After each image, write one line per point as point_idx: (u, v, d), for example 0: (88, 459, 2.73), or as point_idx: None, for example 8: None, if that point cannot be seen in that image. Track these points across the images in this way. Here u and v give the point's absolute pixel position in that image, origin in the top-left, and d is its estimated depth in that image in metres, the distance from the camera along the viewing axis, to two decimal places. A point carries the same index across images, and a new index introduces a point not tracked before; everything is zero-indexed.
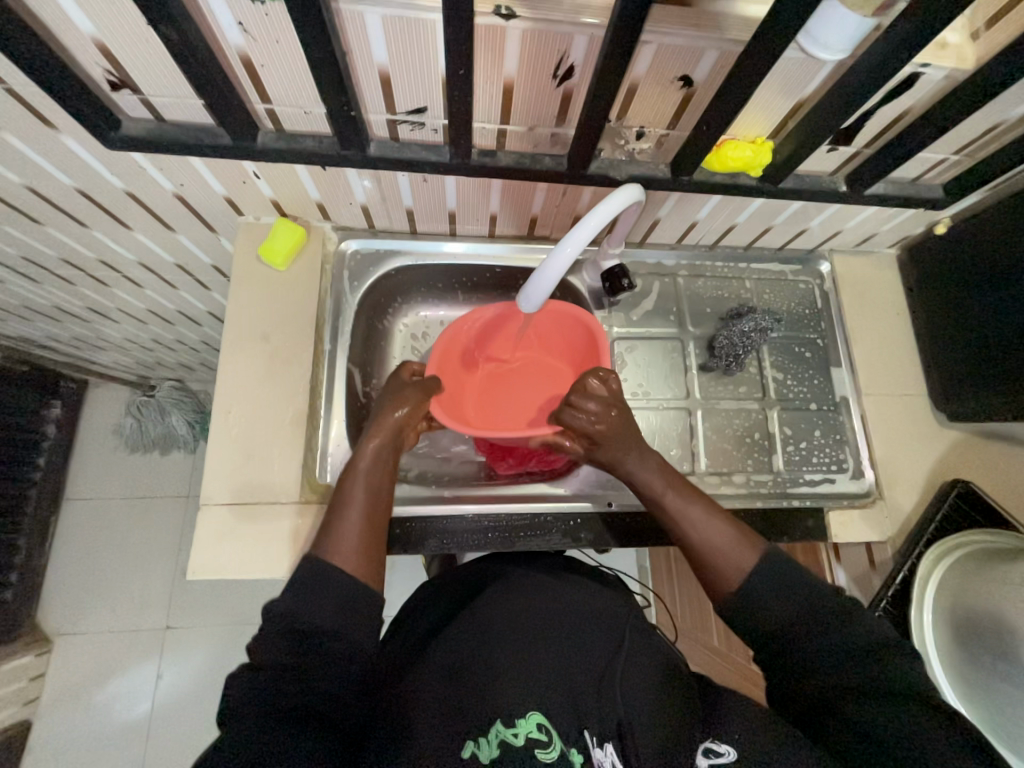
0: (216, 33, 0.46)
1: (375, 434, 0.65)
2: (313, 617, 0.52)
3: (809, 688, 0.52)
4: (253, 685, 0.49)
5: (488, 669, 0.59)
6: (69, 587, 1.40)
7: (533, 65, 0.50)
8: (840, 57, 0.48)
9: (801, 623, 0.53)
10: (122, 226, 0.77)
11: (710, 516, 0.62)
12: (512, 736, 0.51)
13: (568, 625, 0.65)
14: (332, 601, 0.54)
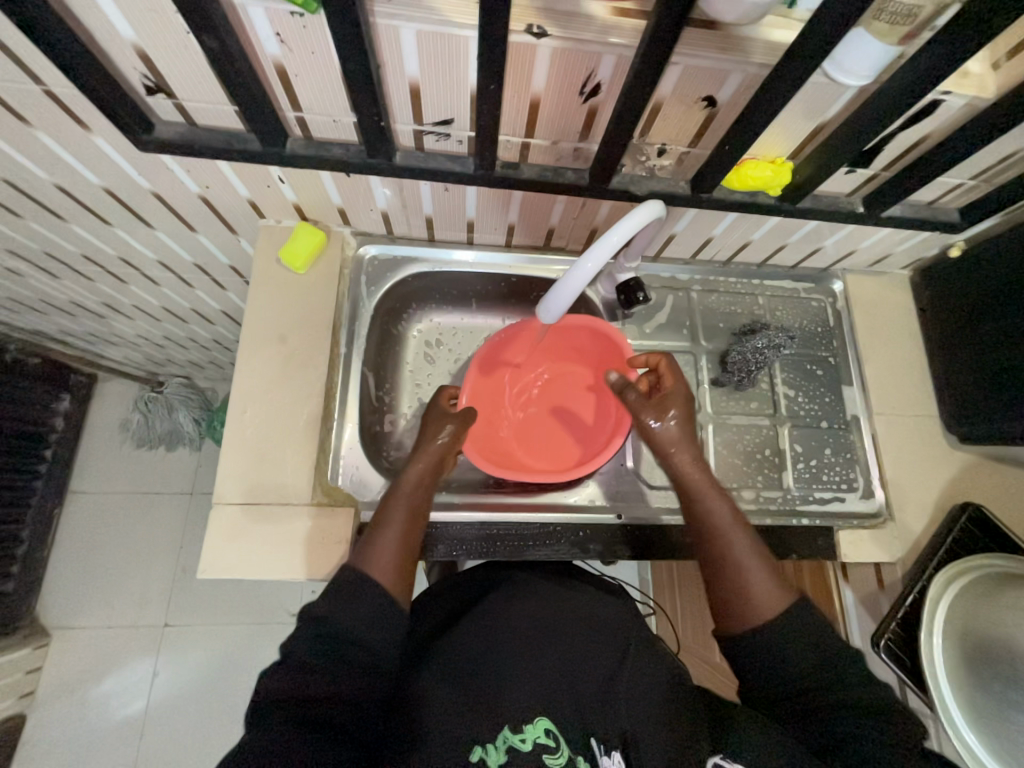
0: (253, 42, 0.47)
1: (421, 457, 0.68)
2: (346, 624, 0.55)
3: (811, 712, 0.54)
4: (281, 682, 0.52)
5: (494, 672, 0.59)
6: (70, 581, 1.40)
7: (561, 81, 0.51)
8: (864, 83, 0.49)
9: (806, 643, 0.55)
10: (145, 225, 0.78)
11: (754, 552, 0.61)
12: (520, 742, 0.53)
13: (577, 632, 0.64)
14: (365, 611, 0.56)
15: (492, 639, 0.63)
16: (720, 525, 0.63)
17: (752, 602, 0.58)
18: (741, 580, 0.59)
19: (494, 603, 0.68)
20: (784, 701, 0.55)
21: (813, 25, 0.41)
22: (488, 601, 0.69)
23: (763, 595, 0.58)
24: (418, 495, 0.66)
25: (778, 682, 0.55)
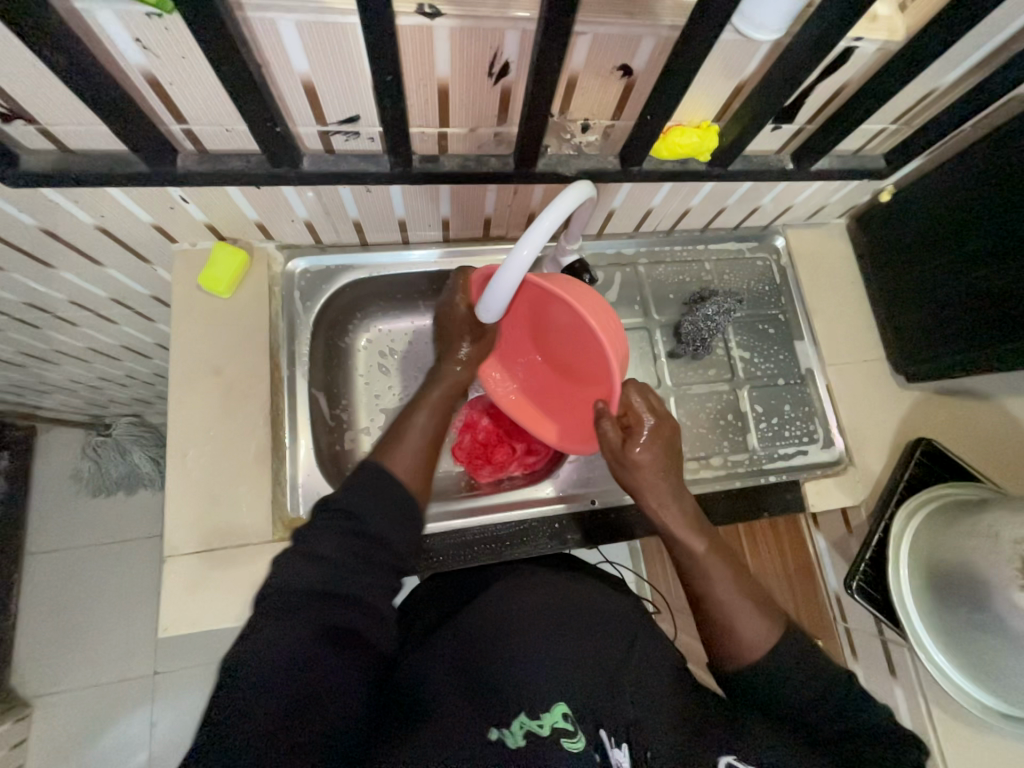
0: (112, 52, 0.42)
1: (438, 379, 0.69)
2: (370, 517, 0.55)
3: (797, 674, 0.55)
4: (304, 571, 0.51)
5: (502, 654, 0.58)
6: (42, 647, 1.32)
7: (465, 65, 0.48)
8: (775, 37, 0.48)
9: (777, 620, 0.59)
10: (43, 266, 0.71)
11: (735, 589, 0.60)
12: (538, 727, 0.52)
13: (581, 619, 0.63)
14: (387, 508, 0.56)
15: (500, 620, 0.62)
16: (704, 562, 0.62)
17: (737, 638, 0.57)
18: (726, 620, 0.59)
19: (498, 594, 0.67)
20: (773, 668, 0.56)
21: None
22: (488, 594, 0.68)
23: (749, 631, 0.57)
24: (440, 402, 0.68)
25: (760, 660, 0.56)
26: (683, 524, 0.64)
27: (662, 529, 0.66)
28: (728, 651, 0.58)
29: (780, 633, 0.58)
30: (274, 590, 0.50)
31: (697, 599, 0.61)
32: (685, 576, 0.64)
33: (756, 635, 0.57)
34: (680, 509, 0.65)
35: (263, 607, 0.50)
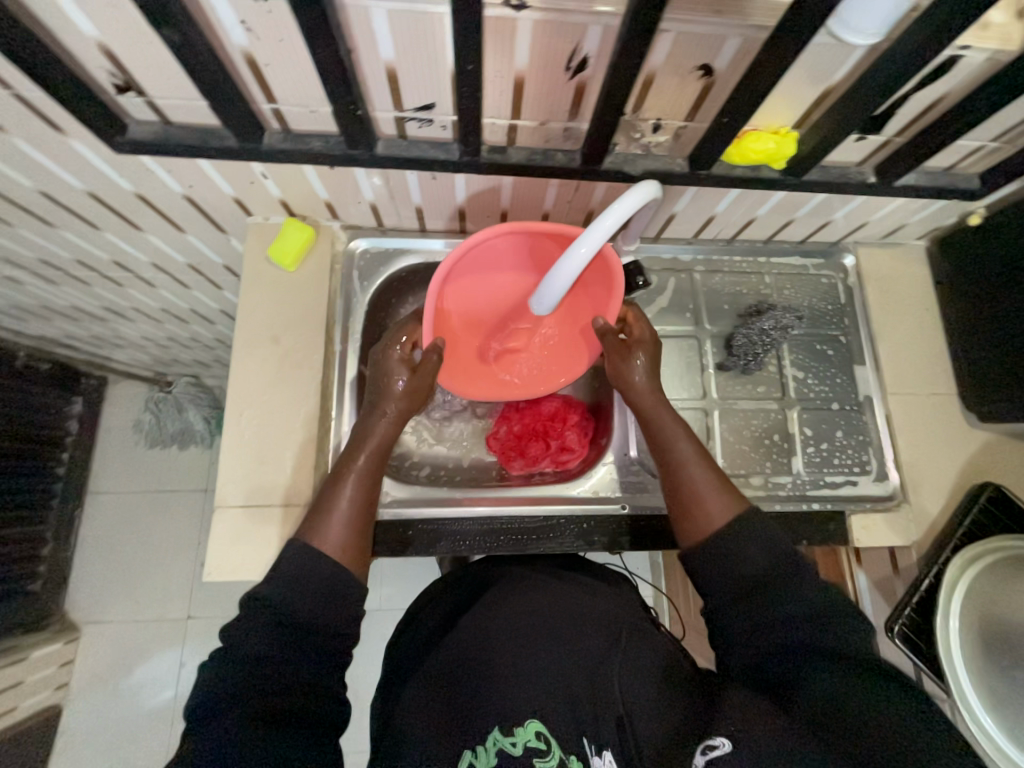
0: (219, 33, 0.45)
1: (360, 449, 0.65)
2: (302, 593, 0.55)
3: (753, 579, 0.57)
4: (233, 669, 0.50)
5: (480, 675, 0.61)
6: (95, 578, 1.44)
7: (544, 57, 0.48)
8: (873, 41, 0.45)
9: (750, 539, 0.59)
10: (133, 227, 0.77)
11: (707, 468, 0.65)
12: (510, 745, 0.53)
13: (565, 627, 0.65)
14: (315, 592, 0.55)
15: (479, 638, 0.66)
16: (685, 448, 0.66)
17: (707, 512, 0.62)
18: (697, 495, 0.63)
19: (480, 611, 0.70)
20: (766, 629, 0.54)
21: None
22: (476, 610, 0.71)
23: (716, 509, 0.62)
24: (367, 467, 0.64)
25: (725, 559, 0.59)
26: (669, 418, 0.68)
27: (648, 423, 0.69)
28: (699, 527, 0.62)
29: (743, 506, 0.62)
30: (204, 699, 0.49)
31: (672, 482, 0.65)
32: (663, 465, 0.67)
33: (722, 506, 0.62)
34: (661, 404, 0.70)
35: (192, 720, 0.49)
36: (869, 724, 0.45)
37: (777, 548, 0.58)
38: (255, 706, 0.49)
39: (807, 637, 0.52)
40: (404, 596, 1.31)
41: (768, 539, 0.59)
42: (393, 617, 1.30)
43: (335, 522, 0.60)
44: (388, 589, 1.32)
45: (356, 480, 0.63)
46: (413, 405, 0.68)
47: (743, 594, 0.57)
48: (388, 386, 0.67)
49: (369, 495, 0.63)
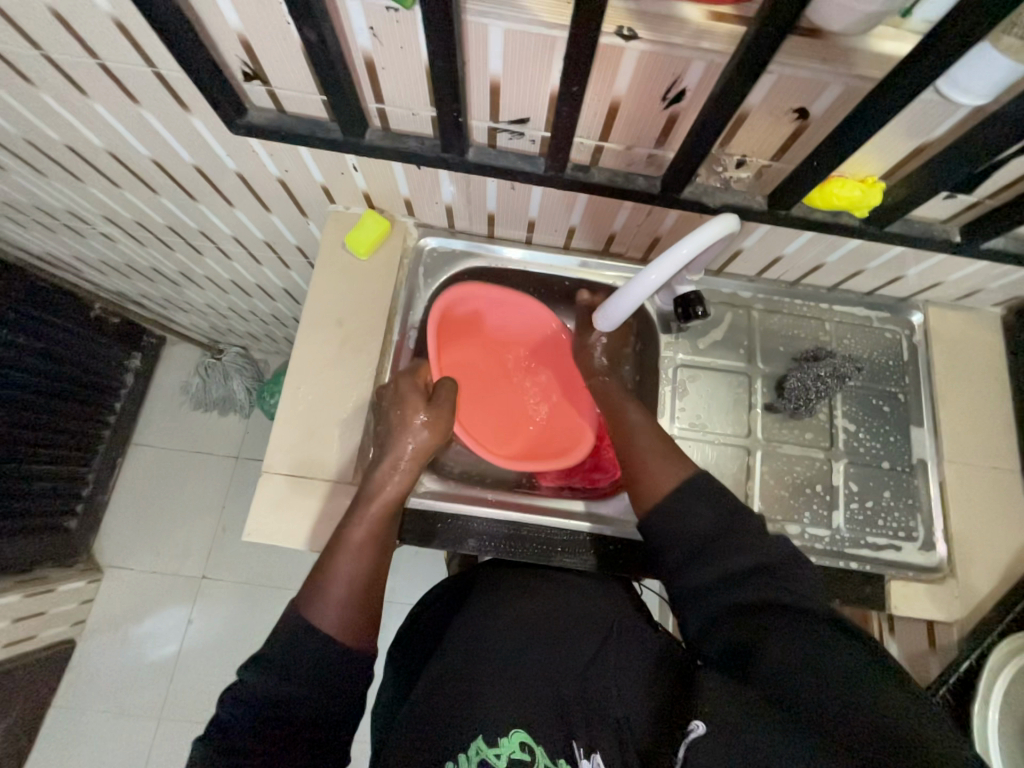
0: (348, 35, 0.49)
1: (370, 504, 0.65)
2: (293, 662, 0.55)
3: (707, 538, 0.59)
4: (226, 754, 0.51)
5: (472, 672, 0.61)
6: (125, 525, 1.51)
7: (644, 86, 0.50)
8: (980, 103, 0.45)
9: (693, 506, 0.62)
10: (224, 201, 0.83)
11: (652, 433, 0.69)
12: (494, 756, 0.53)
13: (554, 627, 0.66)
14: (312, 670, 0.55)
15: (472, 647, 0.65)
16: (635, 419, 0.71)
17: (653, 478, 0.65)
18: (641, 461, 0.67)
19: (475, 615, 0.69)
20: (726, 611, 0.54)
21: (933, 39, 0.38)
22: (472, 609, 0.71)
23: (660, 474, 0.65)
24: (383, 524, 0.65)
25: (669, 521, 0.62)
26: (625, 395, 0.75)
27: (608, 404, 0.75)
28: (647, 492, 0.65)
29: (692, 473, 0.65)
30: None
31: (622, 450, 0.69)
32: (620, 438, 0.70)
33: (667, 470, 0.65)
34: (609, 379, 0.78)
35: None
36: (834, 659, 0.45)
37: (723, 506, 0.61)
38: None
39: (766, 595, 0.53)
40: (412, 590, 1.33)
41: (716, 500, 0.62)
42: (398, 609, 1.31)
43: (356, 593, 0.60)
44: (397, 581, 1.33)
45: (371, 545, 0.63)
46: (435, 445, 0.71)
47: (695, 559, 0.59)
48: (405, 438, 0.69)
49: (385, 552, 0.64)
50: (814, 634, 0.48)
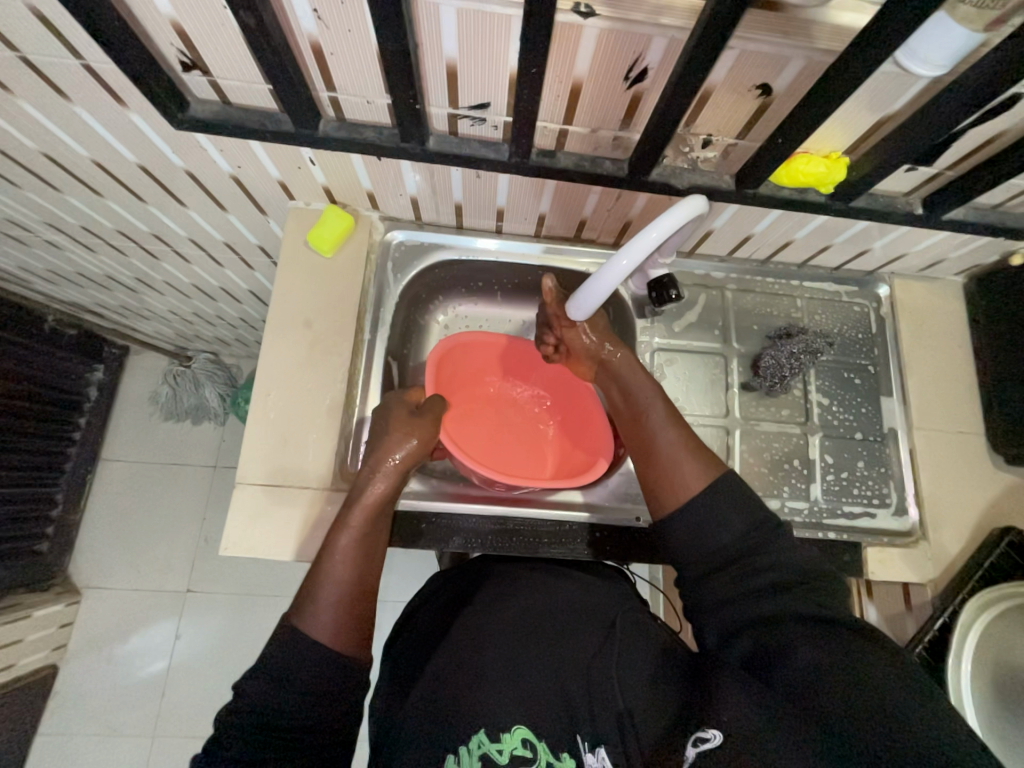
0: (291, 19, 0.46)
1: (357, 513, 0.62)
2: (291, 668, 0.55)
3: (732, 550, 0.58)
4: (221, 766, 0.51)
5: (473, 666, 0.62)
6: (100, 544, 1.46)
7: (605, 65, 0.48)
8: (938, 74, 0.45)
9: (720, 510, 0.60)
10: (176, 201, 0.78)
11: (677, 431, 0.65)
12: (496, 752, 0.54)
13: (555, 618, 0.66)
14: (304, 684, 0.54)
15: (472, 642, 0.65)
16: (656, 417, 0.67)
17: (678, 481, 0.62)
18: (667, 467, 0.63)
19: (474, 611, 0.69)
20: (743, 613, 0.56)
21: (890, 10, 0.38)
22: (472, 607, 0.70)
23: (688, 474, 0.62)
24: (370, 534, 0.62)
25: (694, 536, 0.60)
26: (641, 380, 0.69)
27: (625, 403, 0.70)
28: (667, 497, 0.63)
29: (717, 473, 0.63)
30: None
31: (645, 445, 0.66)
32: (638, 436, 0.68)
33: (693, 477, 0.62)
34: (630, 355, 0.71)
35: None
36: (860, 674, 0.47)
37: (753, 514, 0.60)
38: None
39: (794, 603, 0.54)
40: (404, 588, 1.32)
41: (744, 507, 0.60)
42: (391, 608, 1.30)
43: (347, 600, 0.59)
44: (389, 581, 1.32)
45: (360, 552, 0.61)
46: (425, 450, 0.68)
47: (718, 569, 0.58)
48: (394, 443, 0.67)
49: (376, 558, 0.63)
50: (835, 638, 0.50)
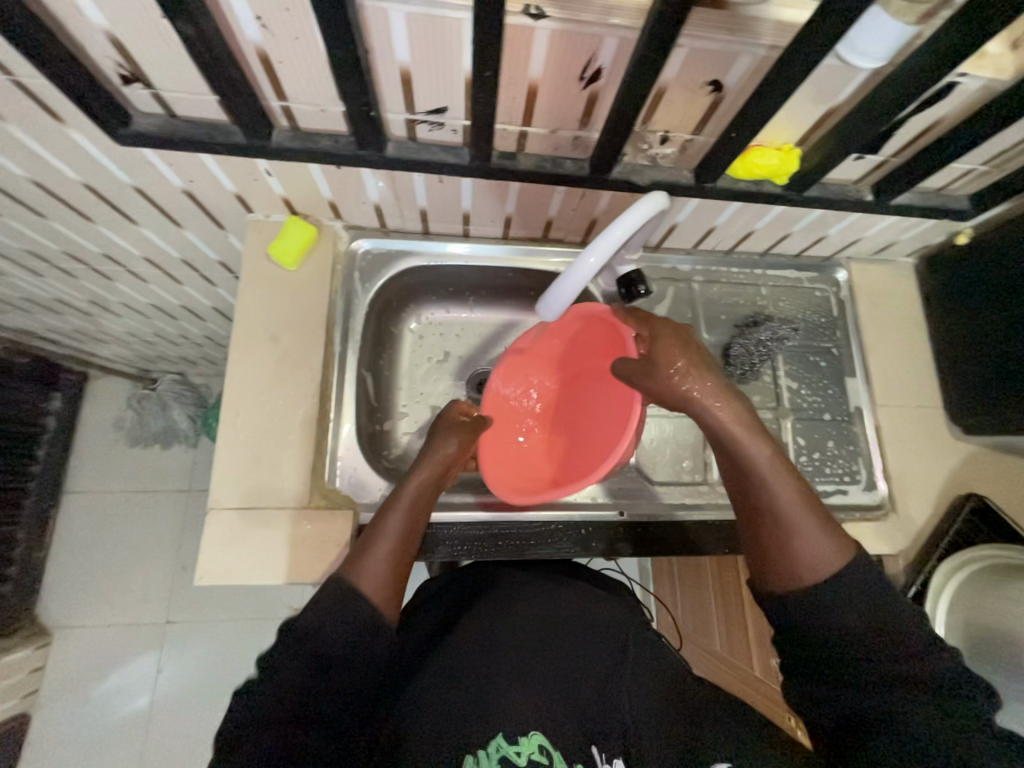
0: (233, 28, 0.45)
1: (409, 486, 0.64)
2: (331, 642, 0.52)
3: (855, 639, 0.50)
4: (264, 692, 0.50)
5: (485, 665, 0.62)
6: (69, 581, 1.38)
7: (559, 66, 0.48)
8: (876, 65, 0.47)
9: (851, 600, 0.51)
10: (127, 220, 0.75)
11: (799, 505, 0.54)
12: (514, 754, 0.54)
13: (567, 628, 0.67)
14: (348, 630, 0.53)
15: (487, 642, 0.65)
16: (776, 485, 0.55)
17: (797, 558, 0.53)
18: (765, 542, 0.54)
19: (486, 609, 0.69)
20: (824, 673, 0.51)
21: (826, 7, 0.39)
22: (480, 605, 0.70)
23: (808, 551, 0.53)
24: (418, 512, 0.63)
25: (813, 615, 0.51)
26: (757, 443, 0.55)
27: (722, 453, 0.57)
28: (783, 574, 0.53)
29: (852, 554, 0.53)
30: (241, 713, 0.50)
31: (752, 508, 0.56)
32: (744, 496, 0.57)
33: (797, 567, 0.53)
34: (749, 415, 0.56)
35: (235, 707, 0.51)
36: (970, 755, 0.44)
37: (890, 609, 0.51)
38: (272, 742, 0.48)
39: (908, 690, 0.48)
40: None
41: (879, 603, 0.51)
42: None
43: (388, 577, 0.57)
44: None
45: (409, 524, 0.61)
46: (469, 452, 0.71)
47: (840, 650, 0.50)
48: (445, 439, 0.69)
49: (414, 545, 0.61)
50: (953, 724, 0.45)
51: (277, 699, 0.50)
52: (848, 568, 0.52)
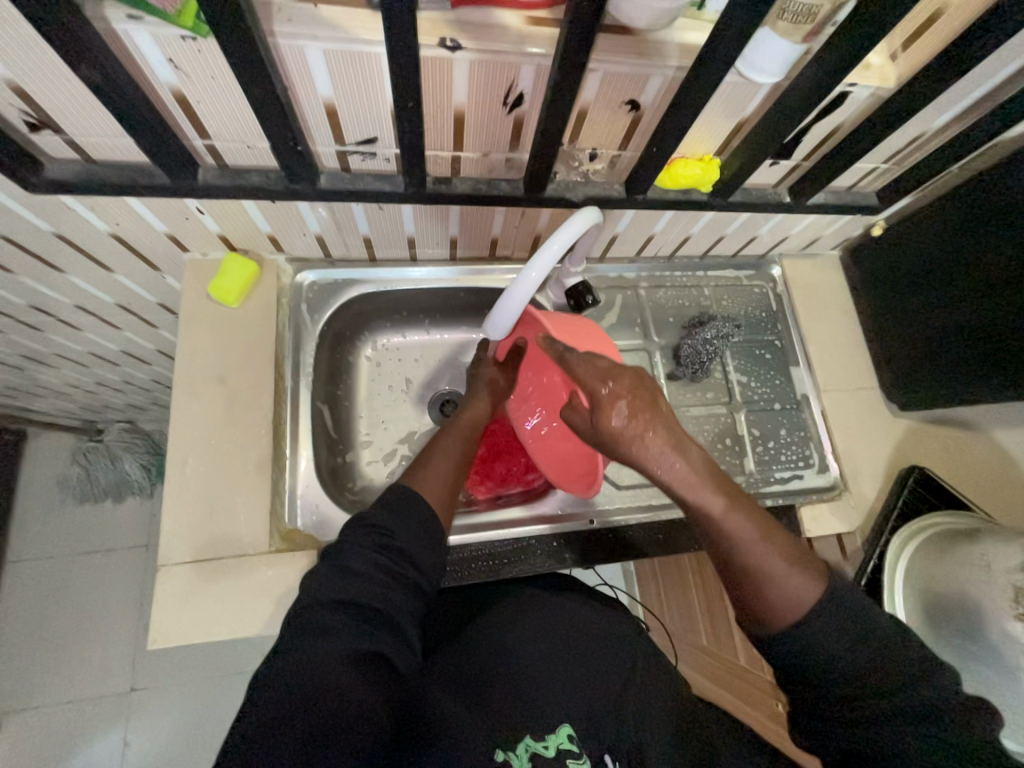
0: (145, 71, 0.44)
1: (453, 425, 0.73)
2: (406, 540, 0.56)
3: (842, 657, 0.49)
4: (339, 580, 0.52)
5: (508, 662, 0.61)
6: (15, 660, 1.27)
7: (481, 93, 0.50)
8: (775, 80, 0.51)
9: (831, 633, 0.48)
10: (53, 270, 0.71)
11: (766, 547, 0.50)
12: (543, 748, 0.55)
13: (582, 634, 0.66)
14: (417, 531, 0.57)
15: (507, 640, 0.64)
16: (739, 530, 0.51)
17: (776, 603, 0.50)
18: (742, 595, 0.51)
19: (507, 607, 0.69)
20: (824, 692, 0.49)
21: (718, 31, 0.42)
22: (496, 608, 0.69)
23: (783, 594, 0.49)
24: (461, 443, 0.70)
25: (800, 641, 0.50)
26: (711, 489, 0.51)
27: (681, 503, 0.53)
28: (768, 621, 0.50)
29: (826, 583, 0.51)
30: (304, 604, 0.51)
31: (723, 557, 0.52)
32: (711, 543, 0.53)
33: (775, 615, 0.50)
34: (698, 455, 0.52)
35: (293, 624, 0.49)
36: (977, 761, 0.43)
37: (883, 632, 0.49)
38: (345, 623, 0.49)
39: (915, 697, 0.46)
40: None
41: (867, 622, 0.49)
42: None
43: (441, 499, 0.63)
44: None
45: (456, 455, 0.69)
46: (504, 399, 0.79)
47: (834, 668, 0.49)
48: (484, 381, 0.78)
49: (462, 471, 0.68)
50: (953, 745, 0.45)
51: (344, 594, 0.51)
52: (821, 596, 0.50)
